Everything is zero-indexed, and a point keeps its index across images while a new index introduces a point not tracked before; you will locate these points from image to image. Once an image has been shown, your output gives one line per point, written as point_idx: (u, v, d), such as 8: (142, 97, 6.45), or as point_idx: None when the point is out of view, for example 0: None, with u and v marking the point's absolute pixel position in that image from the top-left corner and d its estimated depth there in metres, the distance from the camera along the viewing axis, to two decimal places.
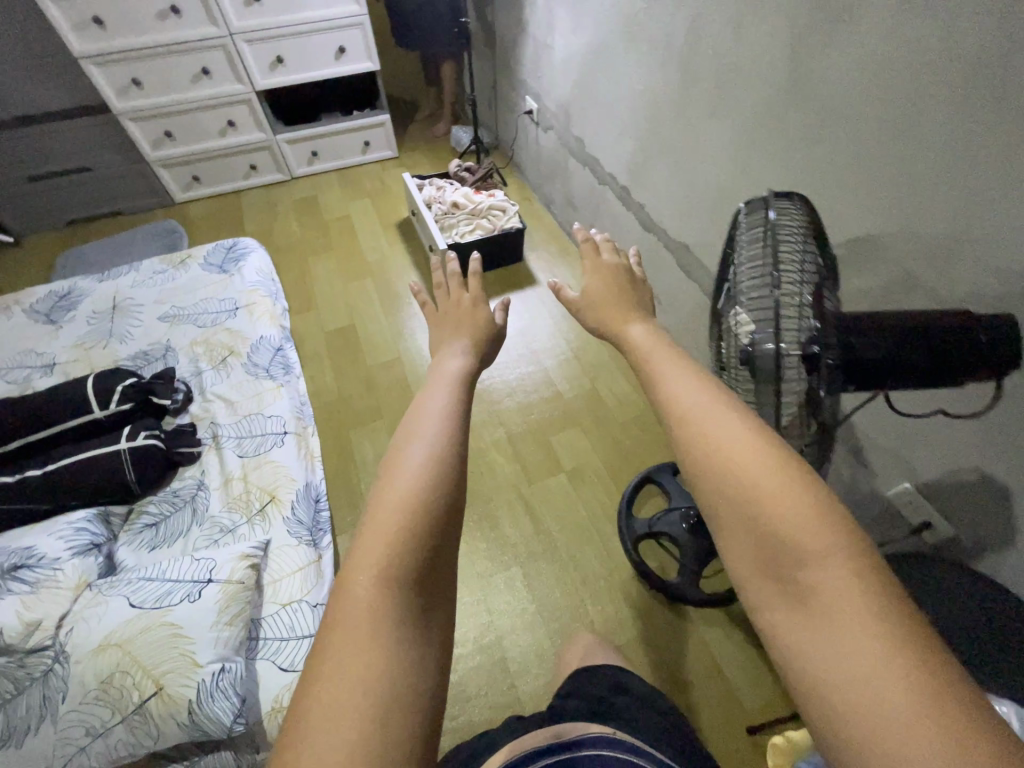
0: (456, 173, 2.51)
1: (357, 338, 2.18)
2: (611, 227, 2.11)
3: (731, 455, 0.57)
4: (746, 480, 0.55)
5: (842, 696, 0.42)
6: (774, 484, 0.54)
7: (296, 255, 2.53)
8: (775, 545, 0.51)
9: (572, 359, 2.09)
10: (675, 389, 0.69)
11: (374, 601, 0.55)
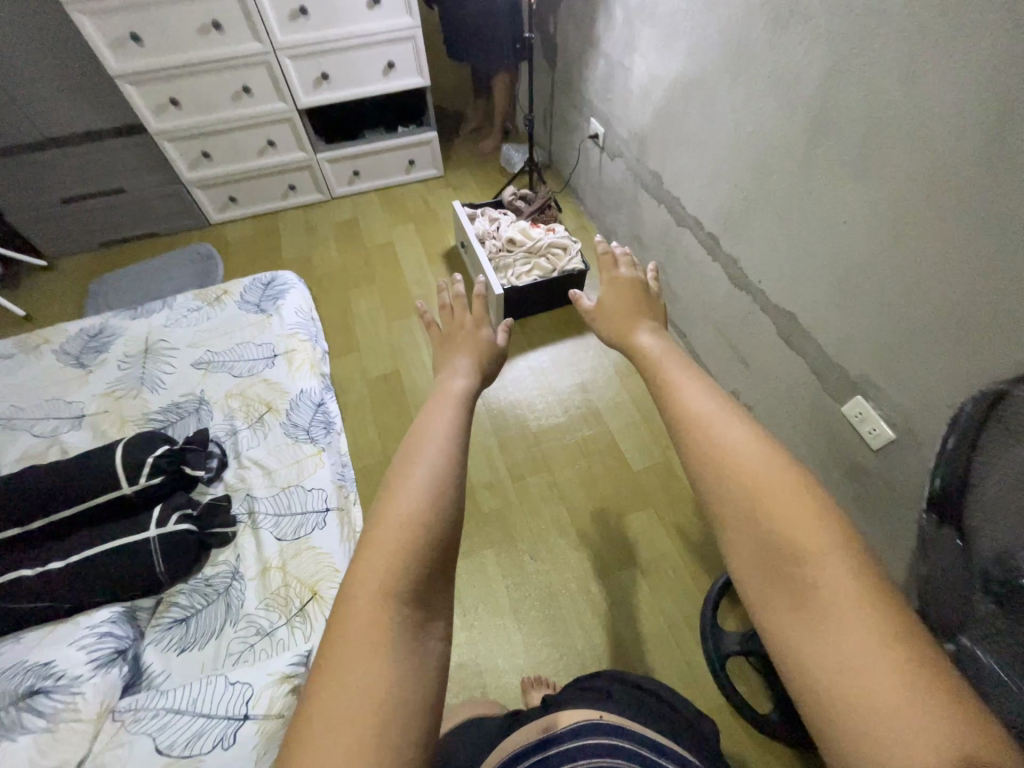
0: (511, 202, 2.30)
1: (403, 386, 2.01)
2: (688, 274, 1.88)
3: (744, 467, 0.55)
4: (753, 490, 0.54)
5: (836, 700, 0.43)
6: (781, 492, 0.53)
7: (336, 288, 2.35)
8: (781, 558, 0.50)
9: (639, 422, 1.87)
10: (682, 399, 0.67)
11: (377, 614, 0.50)
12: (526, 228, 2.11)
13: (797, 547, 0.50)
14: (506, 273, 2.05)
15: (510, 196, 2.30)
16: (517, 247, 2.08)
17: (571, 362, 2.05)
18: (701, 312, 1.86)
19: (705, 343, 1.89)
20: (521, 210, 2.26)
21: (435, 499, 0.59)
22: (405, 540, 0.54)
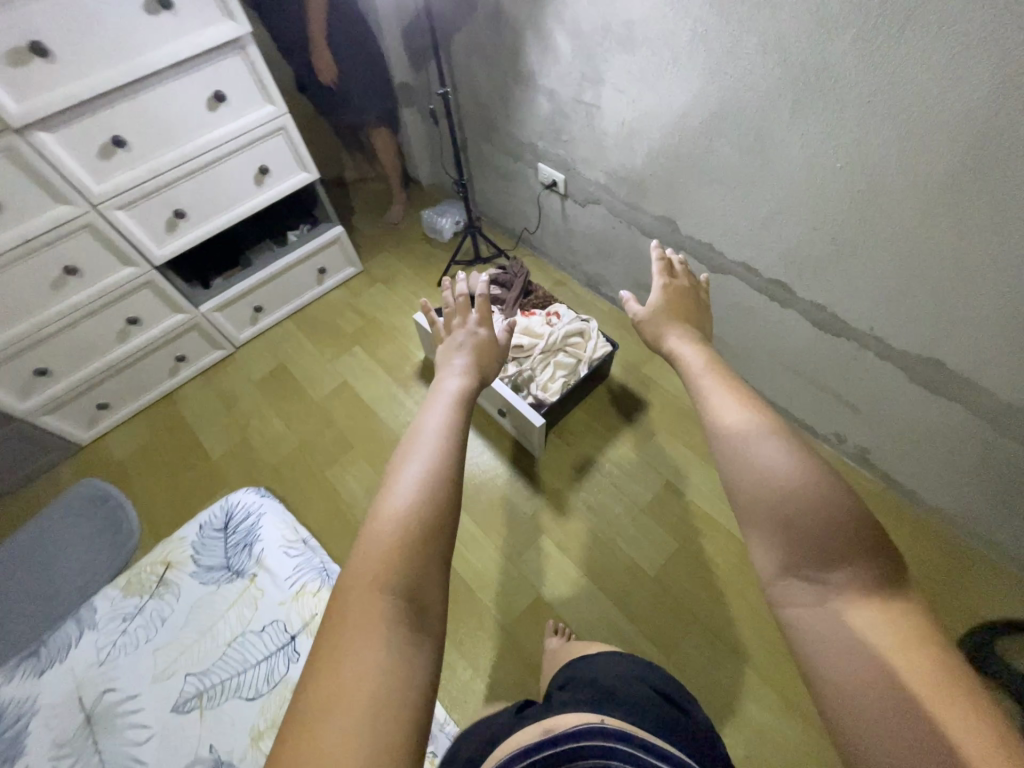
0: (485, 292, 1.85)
1: (465, 582, 1.53)
2: (740, 322, 1.58)
3: (778, 475, 0.57)
4: (779, 491, 0.56)
5: (836, 689, 0.48)
6: (814, 497, 0.55)
7: (305, 473, 1.76)
8: (797, 551, 0.55)
9: None
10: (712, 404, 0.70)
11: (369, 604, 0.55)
12: (526, 323, 1.69)
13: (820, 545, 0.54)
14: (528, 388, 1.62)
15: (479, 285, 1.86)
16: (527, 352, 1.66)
17: (642, 461, 1.68)
18: (770, 359, 1.59)
19: (784, 389, 1.62)
20: (502, 298, 1.83)
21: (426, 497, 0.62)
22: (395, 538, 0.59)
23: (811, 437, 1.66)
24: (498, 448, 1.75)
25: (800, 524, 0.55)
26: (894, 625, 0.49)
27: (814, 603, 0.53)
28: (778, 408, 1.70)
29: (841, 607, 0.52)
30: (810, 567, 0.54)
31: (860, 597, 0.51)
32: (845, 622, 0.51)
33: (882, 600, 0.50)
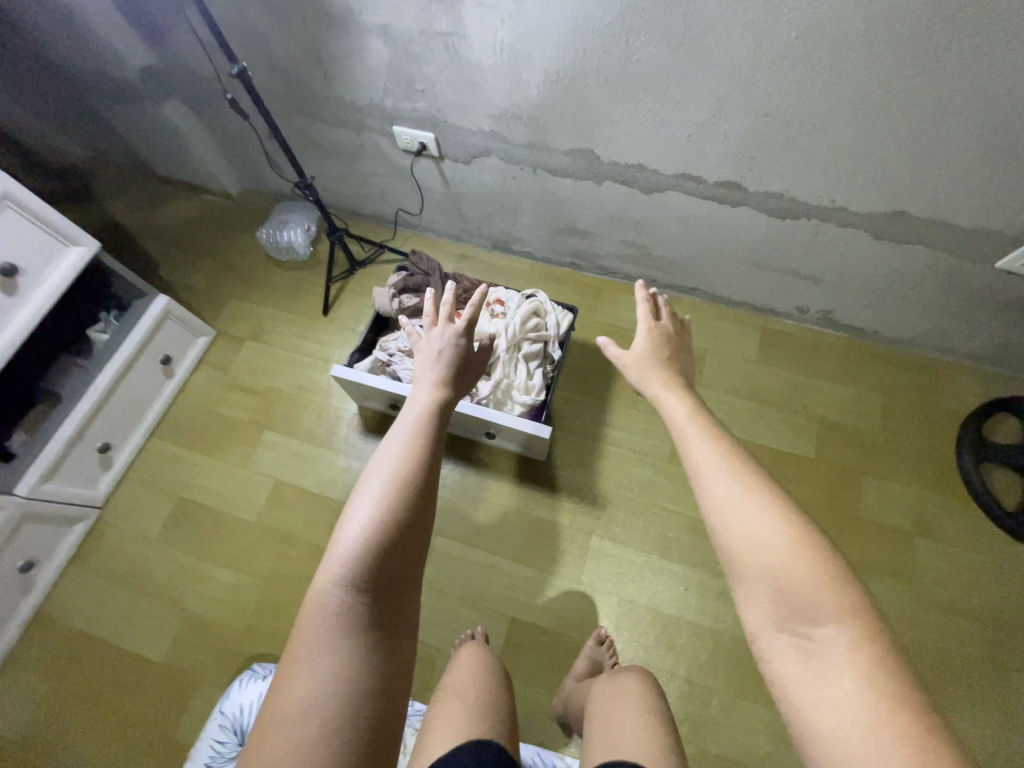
0: (403, 307, 1.51)
1: (544, 627, 1.36)
2: (686, 235, 1.47)
3: (772, 546, 0.65)
4: (767, 557, 0.65)
5: (824, 730, 0.56)
6: (786, 556, 0.64)
7: (294, 612, 1.39)
8: (766, 598, 0.64)
9: (756, 406, 1.59)
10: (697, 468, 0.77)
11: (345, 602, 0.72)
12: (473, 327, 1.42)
13: (788, 590, 0.62)
14: (512, 397, 1.38)
15: (392, 302, 1.51)
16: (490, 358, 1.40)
17: (644, 413, 1.58)
18: (724, 260, 1.52)
19: (741, 283, 1.59)
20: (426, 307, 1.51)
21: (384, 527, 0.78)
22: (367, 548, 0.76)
23: (771, 318, 1.69)
24: (501, 470, 1.53)
25: (775, 579, 0.64)
26: (863, 663, 0.56)
27: (807, 658, 0.60)
28: (736, 302, 1.69)
29: (814, 646, 0.59)
30: (778, 610, 0.63)
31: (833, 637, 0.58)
32: (816, 657, 0.59)
33: (858, 640, 0.57)
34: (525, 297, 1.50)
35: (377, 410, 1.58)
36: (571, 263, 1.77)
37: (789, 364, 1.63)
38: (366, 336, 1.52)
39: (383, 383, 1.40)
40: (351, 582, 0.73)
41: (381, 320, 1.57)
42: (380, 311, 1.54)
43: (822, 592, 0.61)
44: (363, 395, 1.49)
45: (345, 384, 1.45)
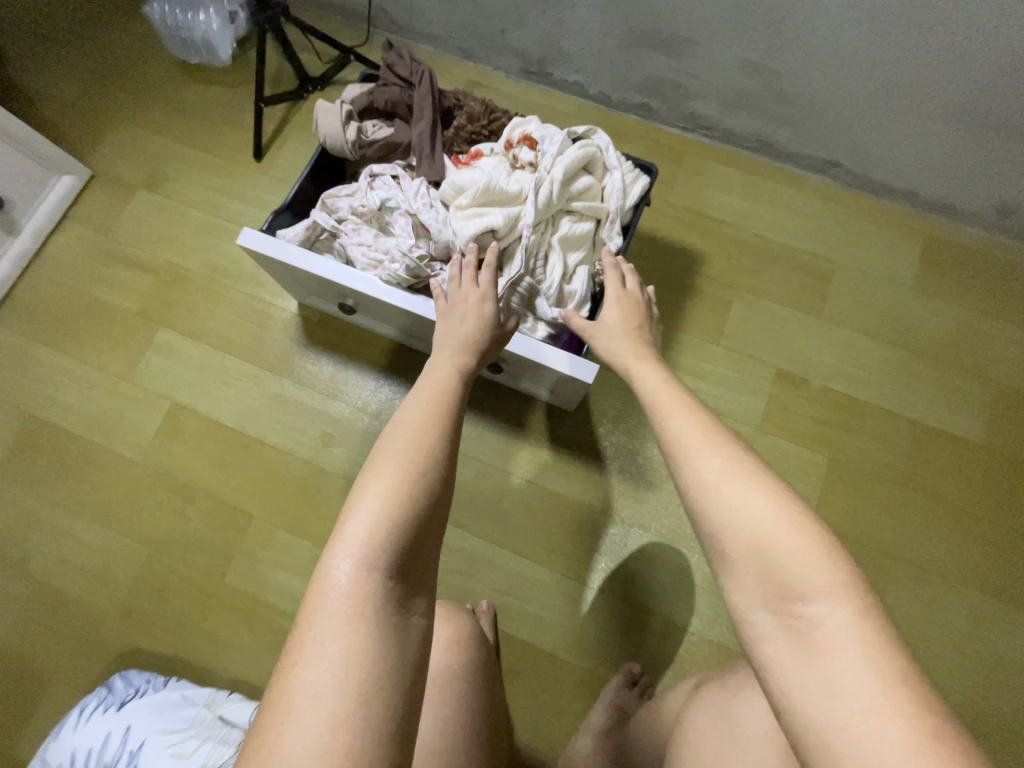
0: (366, 140, 0.95)
1: (550, 647, 0.95)
2: (863, 46, 0.85)
3: (739, 502, 0.43)
4: (734, 516, 0.43)
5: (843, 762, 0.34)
6: (748, 510, 0.43)
7: (191, 593, 0.96)
8: (741, 567, 0.42)
9: (903, 355, 1.04)
10: (654, 406, 0.56)
11: (369, 576, 0.44)
12: (482, 182, 0.83)
13: (769, 556, 0.41)
14: (536, 308, 0.84)
15: (346, 128, 0.93)
16: (504, 239, 0.84)
17: (728, 353, 1.05)
18: (910, 106, 0.91)
19: (924, 151, 0.98)
20: (403, 142, 0.95)
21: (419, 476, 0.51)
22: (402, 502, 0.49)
23: (943, 222, 1.09)
24: (504, 418, 1.03)
25: (755, 543, 0.42)
26: (861, 649, 0.36)
27: (789, 650, 0.38)
28: (893, 192, 1.08)
29: (806, 632, 0.38)
30: (751, 585, 0.41)
31: (836, 619, 0.38)
32: (812, 655, 0.37)
33: (848, 619, 0.37)
34: (573, 139, 0.89)
35: (326, 312, 1.05)
36: (641, 107, 1.13)
37: (963, 296, 1.06)
38: (302, 187, 0.94)
39: (323, 265, 0.85)
40: (379, 546, 0.46)
41: (330, 164, 0.99)
42: (325, 143, 0.95)
43: (808, 552, 0.40)
44: (298, 283, 0.95)
45: (265, 262, 0.90)
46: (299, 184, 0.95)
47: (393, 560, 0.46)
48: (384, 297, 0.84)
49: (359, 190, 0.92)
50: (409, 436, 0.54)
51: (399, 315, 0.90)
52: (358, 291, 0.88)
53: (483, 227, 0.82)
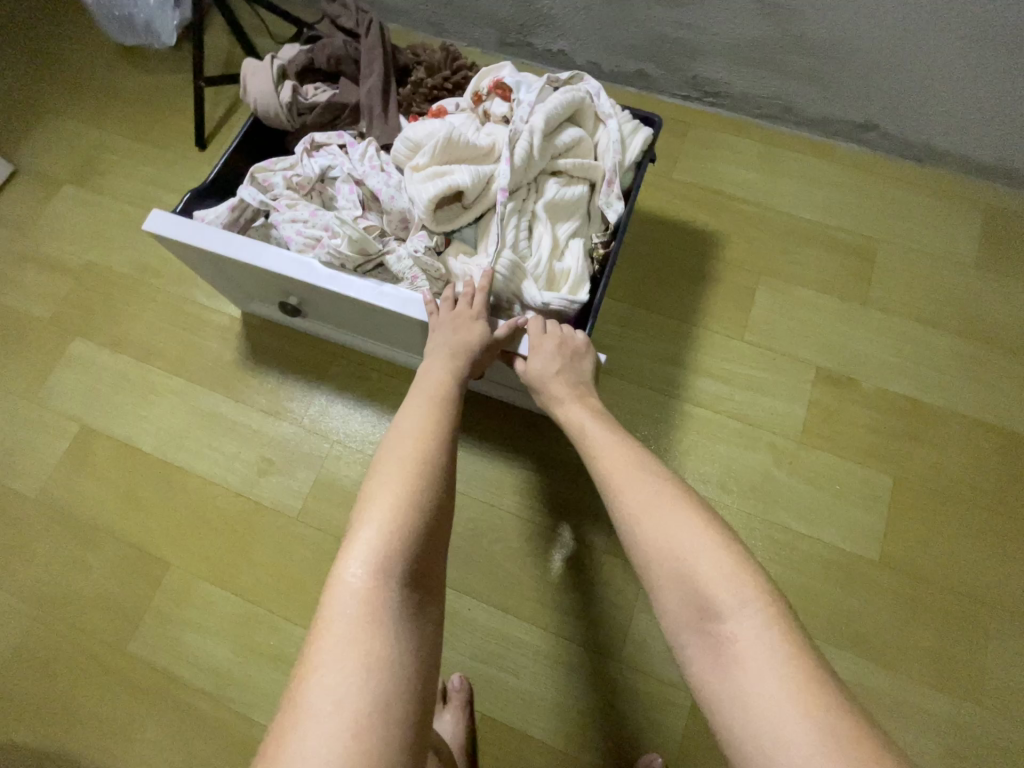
0: (304, 103, 0.79)
1: (543, 734, 0.72)
2: None
3: (672, 526, 0.44)
4: (668, 540, 0.44)
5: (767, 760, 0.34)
6: (678, 532, 0.44)
7: (87, 670, 0.75)
8: (666, 591, 0.43)
9: (977, 348, 0.84)
10: (585, 436, 0.57)
11: (386, 582, 0.40)
12: (442, 132, 0.66)
13: (688, 574, 0.42)
14: (521, 292, 0.64)
15: (280, 88, 0.78)
16: (474, 204, 0.68)
17: (756, 351, 0.86)
18: (966, 47, 0.75)
19: (982, 100, 0.80)
20: (350, 103, 0.80)
21: (421, 483, 0.46)
22: (414, 500, 0.45)
23: (1005, 190, 0.91)
24: (485, 435, 0.84)
25: (678, 569, 0.42)
26: (780, 656, 0.37)
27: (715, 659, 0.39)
28: (943, 157, 0.91)
29: (725, 644, 0.39)
30: (680, 610, 0.42)
31: (747, 627, 0.38)
32: (733, 665, 0.38)
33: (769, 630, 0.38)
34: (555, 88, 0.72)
35: (263, 311, 0.87)
36: (637, 76, 0.98)
37: None
38: (229, 161, 0.77)
39: (247, 248, 0.65)
40: (391, 553, 0.41)
41: (265, 138, 0.83)
42: (256, 109, 0.79)
43: (724, 568, 0.41)
44: (226, 280, 0.76)
45: (183, 255, 0.71)
46: (226, 158, 0.77)
47: (408, 568, 0.42)
48: (323, 284, 0.64)
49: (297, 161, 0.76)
50: (413, 440, 0.50)
51: (349, 309, 0.70)
52: (294, 280, 0.68)
53: (445, 188, 0.65)
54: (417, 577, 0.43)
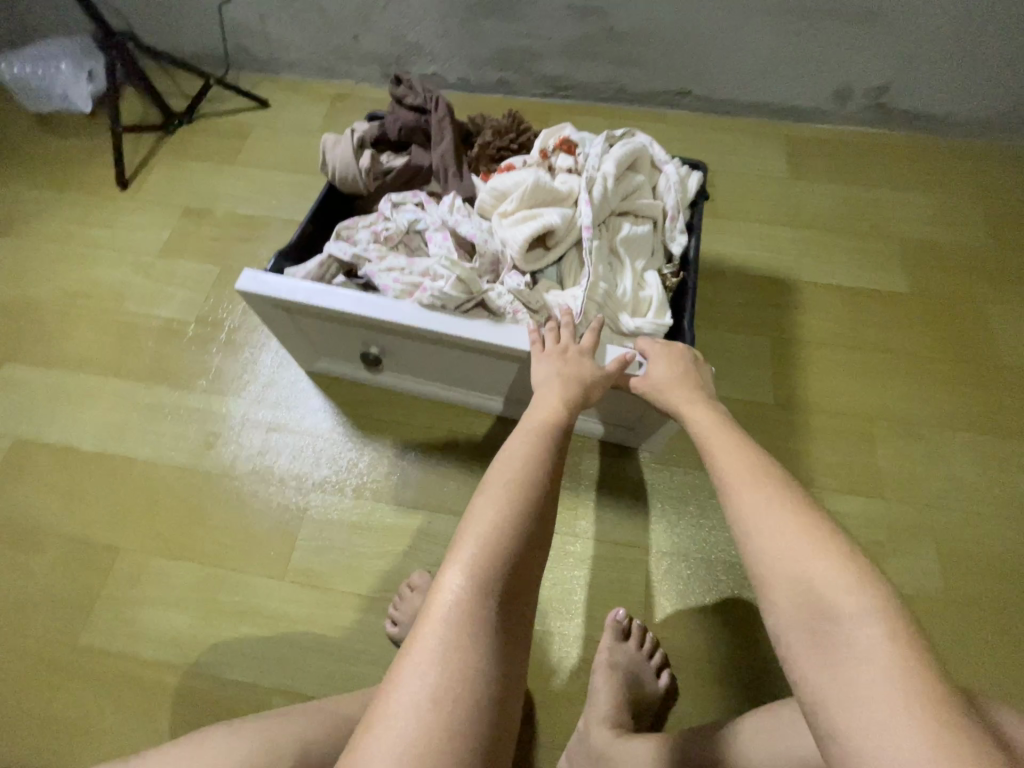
0: (381, 168, 0.79)
1: None
2: None
3: (778, 523, 0.38)
4: (775, 531, 0.38)
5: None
6: (782, 529, 0.38)
7: (33, 672, 0.71)
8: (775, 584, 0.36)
9: (805, 233, 1.03)
10: (698, 432, 0.51)
11: (481, 597, 0.40)
12: (529, 180, 0.68)
13: (804, 577, 0.35)
14: (616, 322, 0.67)
15: (359, 156, 0.78)
16: (559, 244, 0.69)
17: None
18: (725, 22, 1.00)
19: (750, 58, 1.05)
20: (424, 167, 0.78)
21: (518, 501, 0.44)
22: (513, 516, 0.43)
23: (795, 123, 1.15)
24: None
25: (790, 565, 0.36)
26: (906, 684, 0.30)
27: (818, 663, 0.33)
28: (742, 107, 1.15)
29: (835, 651, 0.32)
30: (789, 609, 0.35)
31: (866, 640, 0.32)
32: (839, 675, 0.32)
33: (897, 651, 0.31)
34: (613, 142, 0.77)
35: (321, 362, 0.86)
36: (500, 83, 1.20)
37: (838, 176, 1.09)
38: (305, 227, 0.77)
39: (324, 294, 0.65)
40: (487, 569, 0.41)
41: (334, 202, 0.82)
42: (333, 177, 0.79)
43: (846, 579, 0.34)
44: (308, 337, 0.78)
45: (259, 309, 0.71)
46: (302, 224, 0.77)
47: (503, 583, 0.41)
48: (431, 327, 0.64)
49: (378, 218, 0.75)
50: (510, 454, 0.49)
51: (440, 350, 0.71)
52: (391, 329, 0.68)
53: (538, 228, 0.66)
54: (517, 593, 0.42)
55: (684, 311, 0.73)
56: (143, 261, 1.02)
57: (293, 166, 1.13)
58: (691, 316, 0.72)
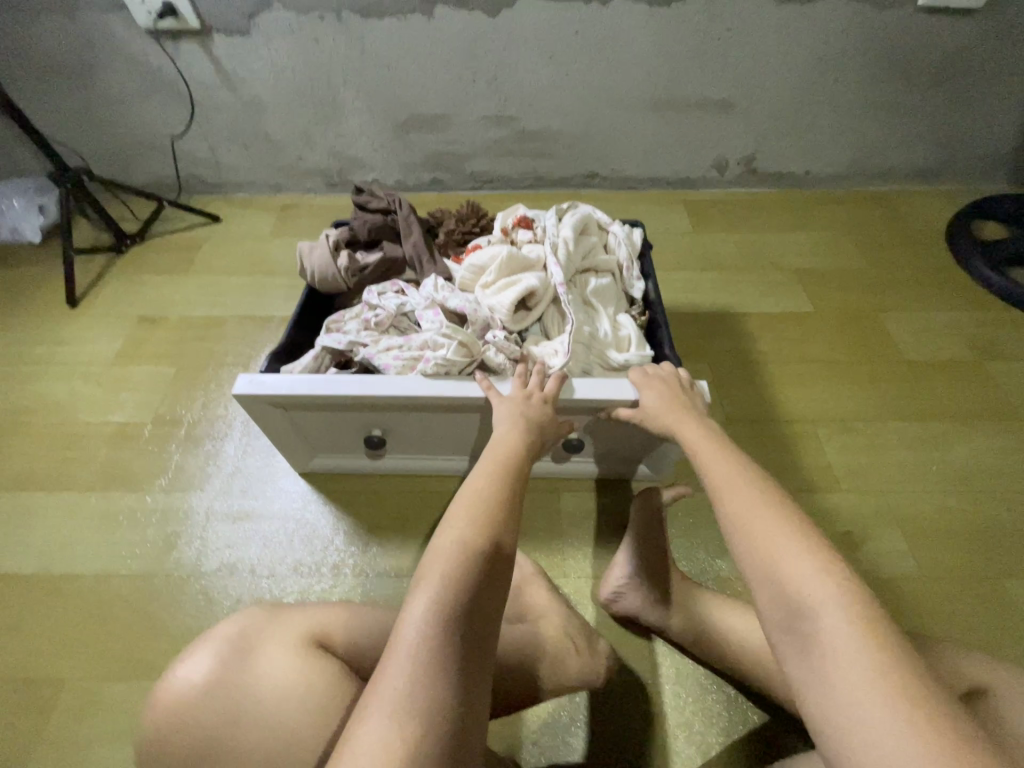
0: (359, 265, 0.82)
1: None
2: (560, 84, 1.14)
3: (754, 520, 0.42)
4: (754, 525, 0.42)
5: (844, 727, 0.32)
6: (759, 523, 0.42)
7: None
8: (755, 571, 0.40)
9: (718, 273, 1.18)
10: (693, 440, 0.54)
11: (448, 628, 0.38)
12: (503, 253, 0.75)
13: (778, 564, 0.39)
14: (605, 358, 0.73)
15: (337, 256, 0.81)
16: (539, 303, 0.74)
17: None
18: (616, 118, 1.21)
19: (642, 144, 1.26)
20: (399, 257, 0.83)
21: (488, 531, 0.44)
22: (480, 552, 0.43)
23: (690, 190, 1.36)
24: None
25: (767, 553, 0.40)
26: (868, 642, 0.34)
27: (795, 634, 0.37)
28: (644, 182, 1.35)
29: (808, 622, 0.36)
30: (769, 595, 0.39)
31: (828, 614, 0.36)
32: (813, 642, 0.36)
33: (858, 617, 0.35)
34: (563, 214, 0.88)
35: (315, 462, 0.84)
36: (433, 183, 1.35)
37: (732, 227, 1.27)
38: (291, 333, 0.78)
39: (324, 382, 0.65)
40: (458, 598, 0.39)
41: (314, 305, 0.84)
42: (313, 278, 0.81)
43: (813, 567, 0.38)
44: (306, 436, 0.76)
45: (256, 414, 0.69)
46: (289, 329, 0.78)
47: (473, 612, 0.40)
48: (439, 394, 0.65)
49: (362, 309, 0.77)
50: (478, 485, 0.49)
51: (447, 417, 0.71)
52: (397, 406, 0.68)
53: (521, 292, 0.72)
54: (485, 623, 0.40)
55: (660, 341, 0.80)
56: (93, 371, 1.01)
57: (245, 269, 1.19)
58: (667, 345, 0.80)
